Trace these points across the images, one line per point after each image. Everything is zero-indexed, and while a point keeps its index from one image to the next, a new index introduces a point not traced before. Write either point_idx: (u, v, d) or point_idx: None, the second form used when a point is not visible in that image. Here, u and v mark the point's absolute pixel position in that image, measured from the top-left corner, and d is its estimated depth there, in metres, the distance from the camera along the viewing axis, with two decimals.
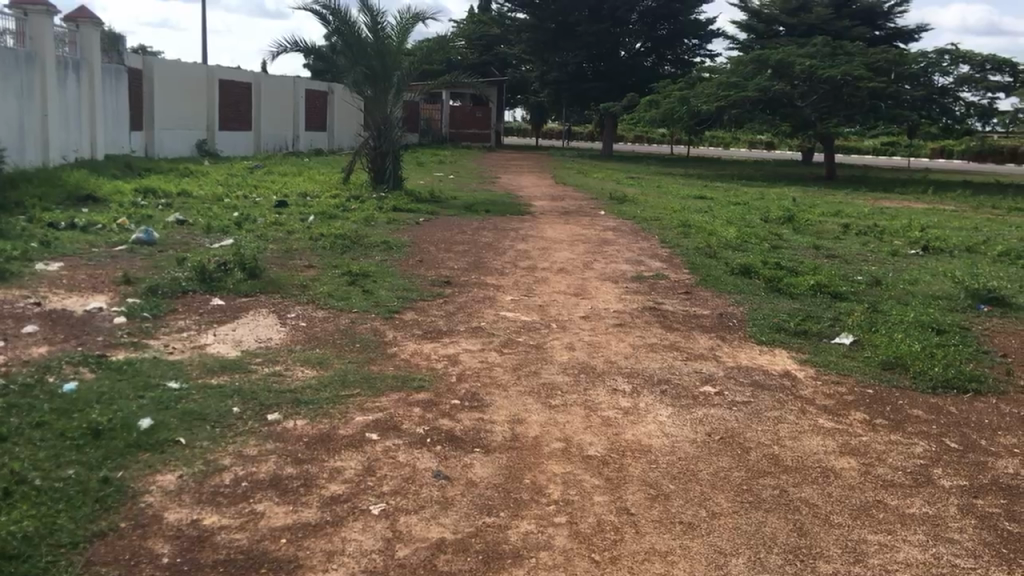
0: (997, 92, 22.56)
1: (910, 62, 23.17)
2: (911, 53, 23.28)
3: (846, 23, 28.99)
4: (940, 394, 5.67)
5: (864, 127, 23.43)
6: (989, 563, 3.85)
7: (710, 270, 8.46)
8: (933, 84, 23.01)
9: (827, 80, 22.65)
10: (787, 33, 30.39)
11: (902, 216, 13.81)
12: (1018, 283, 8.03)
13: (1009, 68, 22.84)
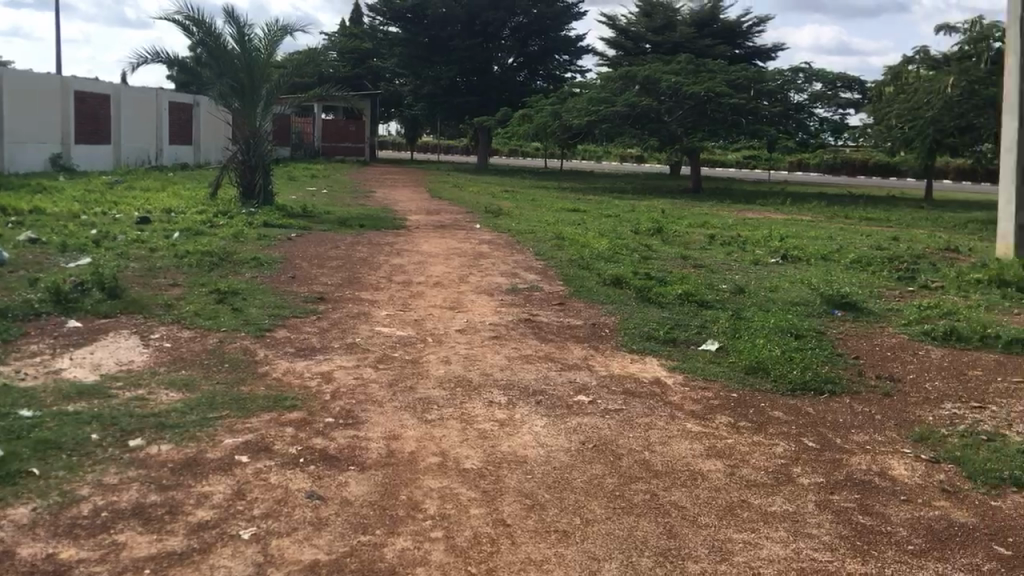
0: (847, 108, 23.99)
1: (767, 80, 24.27)
2: (768, 71, 24.54)
3: (709, 42, 30.22)
4: (798, 396, 5.96)
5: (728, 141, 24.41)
6: (845, 556, 4.13)
7: (583, 281, 8.63)
8: (789, 100, 24.31)
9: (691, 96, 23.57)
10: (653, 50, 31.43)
11: (764, 226, 14.45)
12: (869, 288, 8.51)
13: (857, 85, 24.32)
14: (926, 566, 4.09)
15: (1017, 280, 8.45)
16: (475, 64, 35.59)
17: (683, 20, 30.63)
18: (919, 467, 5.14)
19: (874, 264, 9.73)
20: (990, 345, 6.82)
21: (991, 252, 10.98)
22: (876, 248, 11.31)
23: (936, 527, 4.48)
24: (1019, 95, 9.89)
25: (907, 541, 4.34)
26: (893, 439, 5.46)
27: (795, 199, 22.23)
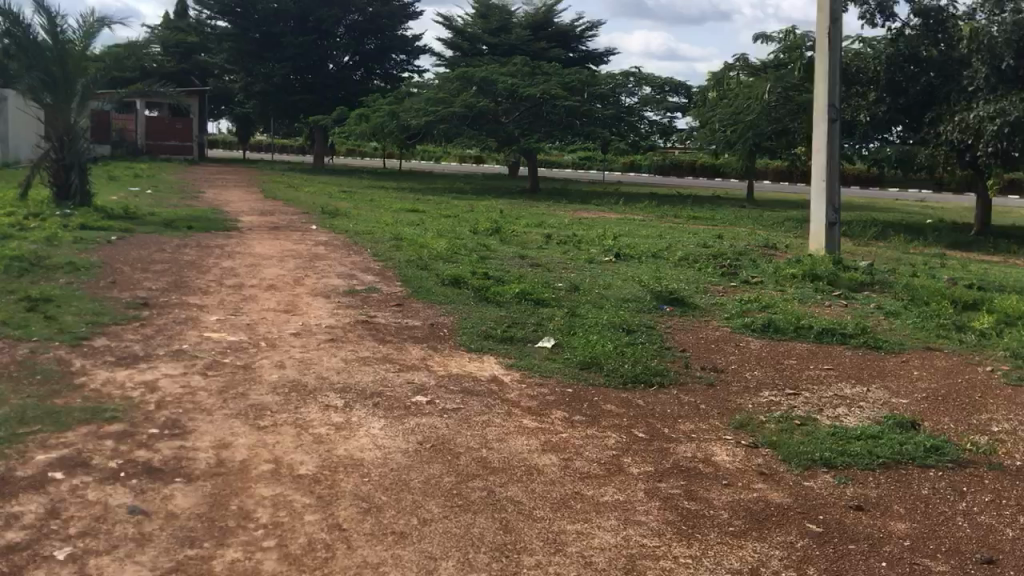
0: (675, 112, 25.00)
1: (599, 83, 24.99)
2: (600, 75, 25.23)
3: (543, 45, 30.93)
4: (629, 388, 6.18)
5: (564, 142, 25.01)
6: (672, 540, 4.37)
7: (421, 282, 8.64)
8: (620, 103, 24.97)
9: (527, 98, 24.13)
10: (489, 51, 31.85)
11: (597, 225, 14.87)
12: (696, 284, 8.89)
13: (683, 89, 25.50)
14: (745, 545, 4.40)
15: (827, 274, 9.06)
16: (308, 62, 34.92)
17: (518, 23, 31.22)
18: (740, 452, 5.47)
19: (701, 261, 10.18)
20: (804, 335, 7.29)
21: (806, 248, 11.72)
22: (702, 246, 11.86)
23: (755, 508, 4.81)
24: (827, 102, 10.57)
25: (729, 522, 4.64)
26: (715, 427, 5.76)
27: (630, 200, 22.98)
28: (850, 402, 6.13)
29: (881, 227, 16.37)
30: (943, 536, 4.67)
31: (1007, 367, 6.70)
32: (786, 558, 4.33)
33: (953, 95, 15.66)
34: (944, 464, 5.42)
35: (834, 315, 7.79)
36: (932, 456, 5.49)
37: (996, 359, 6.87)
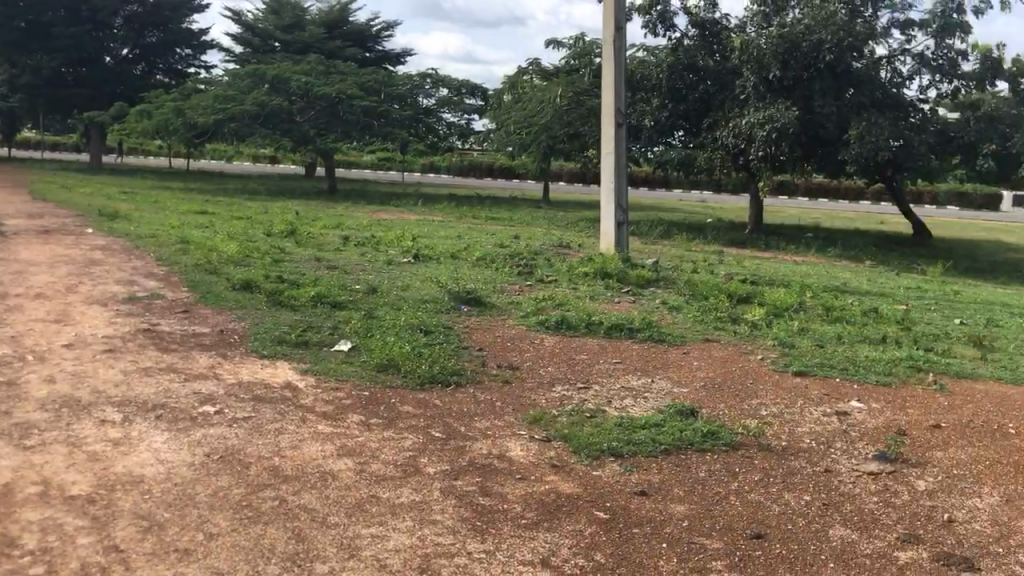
0: (471, 114, 25.53)
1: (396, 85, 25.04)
2: (397, 76, 25.37)
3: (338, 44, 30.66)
4: (427, 389, 6.22)
5: (362, 142, 24.86)
6: (467, 537, 4.43)
7: (210, 287, 8.30)
8: (418, 104, 25.20)
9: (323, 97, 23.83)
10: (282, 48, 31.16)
11: (396, 226, 14.83)
12: (492, 283, 9.06)
13: (480, 92, 25.98)
14: (536, 537, 4.54)
15: (616, 271, 9.50)
16: (83, 53, 32.68)
17: (312, 21, 30.75)
18: (533, 446, 5.63)
19: (498, 261, 10.40)
20: (594, 331, 7.61)
21: (596, 247, 12.24)
22: (499, 246, 12.10)
23: (546, 499, 4.97)
24: (614, 107, 11.07)
25: (522, 515, 4.76)
26: (510, 423, 5.90)
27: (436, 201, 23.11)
28: (636, 394, 6.46)
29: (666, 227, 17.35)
30: (717, 515, 5.02)
31: (775, 355, 7.29)
32: (574, 546, 4.50)
33: (727, 103, 16.97)
34: (720, 447, 5.82)
35: (622, 311, 8.17)
36: (709, 440, 5.87)
37: (766, 347, 7.46)
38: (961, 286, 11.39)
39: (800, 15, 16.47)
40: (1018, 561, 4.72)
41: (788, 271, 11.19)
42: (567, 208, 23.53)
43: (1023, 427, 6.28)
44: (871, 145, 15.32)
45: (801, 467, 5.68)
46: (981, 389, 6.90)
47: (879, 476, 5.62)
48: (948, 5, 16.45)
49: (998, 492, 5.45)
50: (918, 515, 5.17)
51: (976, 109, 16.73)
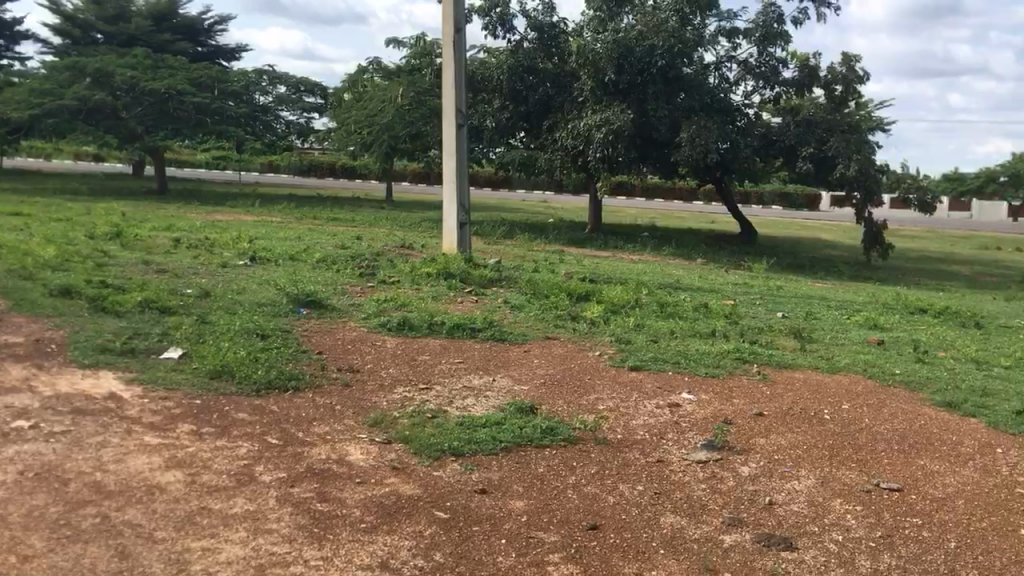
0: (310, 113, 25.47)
1: (230, 81, 24.40)
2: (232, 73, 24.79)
3: (167, 37, 29.54)
4: (263, 395, 6.06)
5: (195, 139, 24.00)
6: (303, 544, 4.35)
7: (25, 293, 7.79)
8: (255, 102, 24.78)
9: (150, 93, 22.67)
10: (105, 40, 29.70)
11: (231, 228, 14.37)
12: (332, 285, 8.93)
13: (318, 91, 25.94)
14: (375, 540, 4.51)
15: (458, 271, 9.56)
16: None
17: (138, 12, 29.44)
18: (374, 449, 5.59)
19: (339, 262, 10.24)
20: (436, 331, 7.62)
21: (439, 247, 12.26)
22: (340, 247, 11.90)
23: (386, 502, 4.94)
24: (455, 108, 11.13)
25: (361, 519, 4.71)
26: (351, 426, 5.84)
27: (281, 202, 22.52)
28: (477, 392, 6.52)
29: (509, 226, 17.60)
30: (555, 509, 5.13)
31: (612, 351, 7.52)
32: (414, 547, 4.50)
33: (566, 105, 17.52)
34: (558, 442, 5.95)
35: (465, 311, 8.22)
36: (547, 436, 6.00)
37: (603, 344, 7.68)
38: (781, 281, 12.09)
39: (634, 21, 17.05)
40: (831, 539, 5.06)
41: (625, 269, 11.58)
42: (413, 207, 23.50)
43: (836, 412, 6.75)
44: (702, 146, 15.99)
45: (635, 459, 5.88)
46: (800, 377, 7.36)
47: (707, 464, 5.89)
48: (769, 15, 17.41)
49: (814, 475, 5.82)
50: (741, 499, 5.45)
51: (796, 114, 17.79)
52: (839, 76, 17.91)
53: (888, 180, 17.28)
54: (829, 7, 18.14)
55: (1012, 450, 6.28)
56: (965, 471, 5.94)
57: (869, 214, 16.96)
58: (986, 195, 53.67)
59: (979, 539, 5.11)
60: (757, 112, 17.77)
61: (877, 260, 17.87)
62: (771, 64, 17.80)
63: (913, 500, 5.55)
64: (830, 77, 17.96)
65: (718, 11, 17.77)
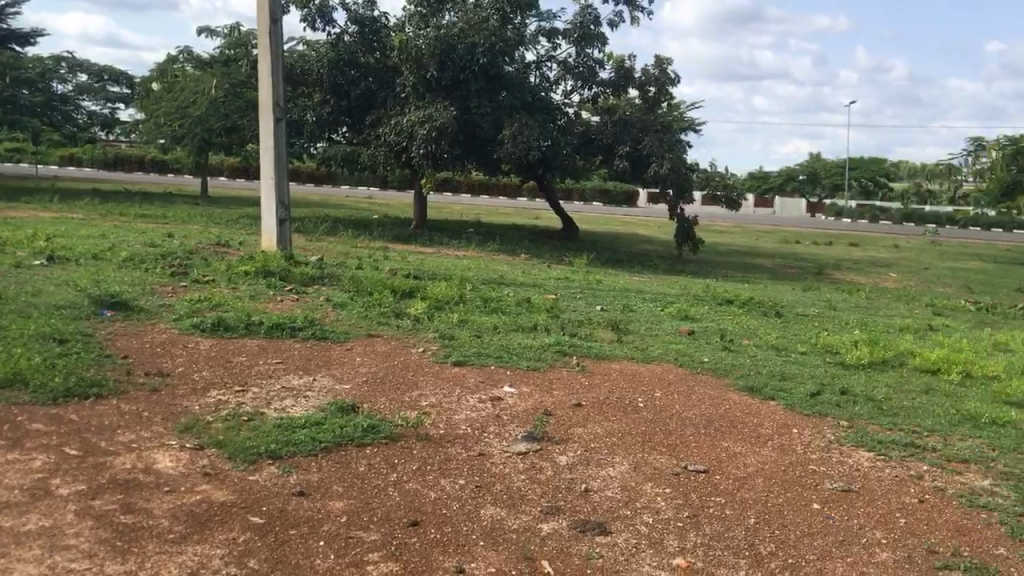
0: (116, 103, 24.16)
1: (24, 67, 22.76)
2: (26, 59, 23.08)
3: None
4: (61, 404, 5.70)
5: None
6: (104, 560, 4.16)
7: None
8: (52, 91, 23.20)
9: None
10: None
11: (27, 225, 13.40)
12: (139, 286, 8.48)
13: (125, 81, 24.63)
14: (184, 550, 4.34)
15: (278, 269, 9.33)
16: None
17: None
18: (183, 456, 5.36)
19: (148, 261, 9.75)
20: (253, 331, 7.42)
21: (258, 244, 11.92)
22: (149, 245, 11.34)
23: (197, 510, 4.76)
24: (272, 101, 10.84)
25: (169, 529, 4.53)
26: (159, 433, 5.57)
27: (93, 198, 21.18)
28: (296, 393, 6.38)
29: (331, 223, 17.38)
30: (375, 507, 5.09)
31: (435, 347, 7.56)
32: (227, 555, 4.37)
33: (388, 100, 17.54)
34: (379, 440, 5.92)
35: (284, 310, 8.03)
36: (368, 434, 5.95)
37: (427, 339, 7.71)
38: (600, 275, 12.51)
39: (455, 18, 17.18)
40: (642, 521, 5.29)
41: (452, 265, 11.66)
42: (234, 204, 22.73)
43: (649, 400, 7.05)
44: (524, 144, 16.37)
45: (456, 453, 5.93)
46: (616, 368, 7.65)
47: (526, 455, 6.02)
48: (586, 17, 17.94)
49: (627, 461, 6.05)
50: (559, 488, 5.61)
51: (612, 113, 18.46)
52: (652, 78, 18.72)
53: (700, 178, 18.22)
54: (642, 11, 18.89)
55: (806, 429, 6.76)
56: (765, 451, 6.35)
57: (681, 210, 17.84)
58: (788, 192, 57.69)
59: (776, 514, 5.48)
60: (576, 111, 18.33)
61: (690, 253, 18.83)
62: (588, 64, 18.38)
63: (718, 481, 5.87)
64: (643, 78, 18.74)
65: (538, 11, 18.17)
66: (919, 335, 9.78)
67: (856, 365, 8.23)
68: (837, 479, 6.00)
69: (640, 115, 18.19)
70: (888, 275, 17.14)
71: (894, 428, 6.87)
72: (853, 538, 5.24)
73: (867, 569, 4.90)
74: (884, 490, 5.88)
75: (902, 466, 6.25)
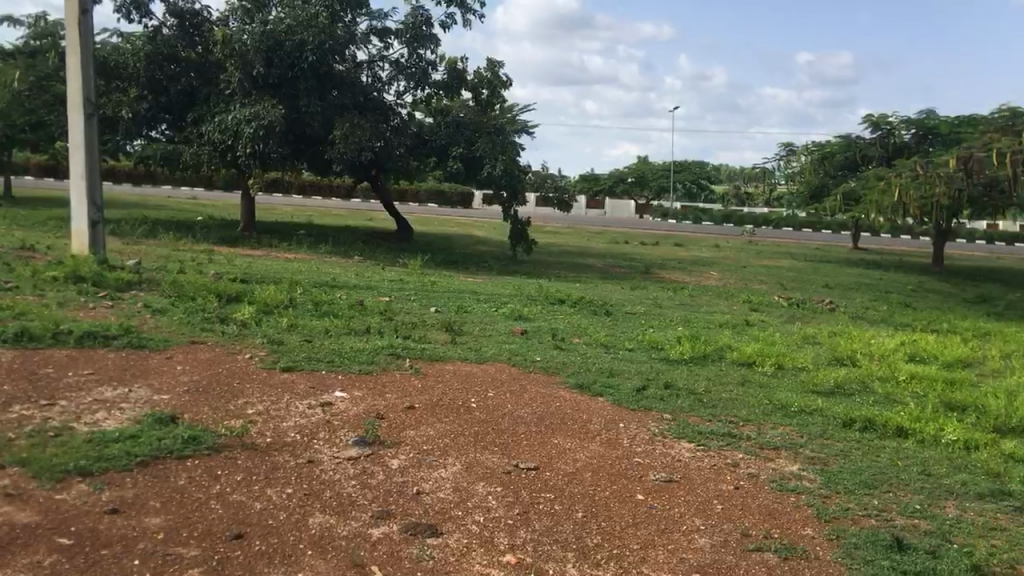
0: None
1: None
2: None
3: None
4: None
5: None
6: None
7: None
8: None
9: None
10: None
11: None
12: None
13: None
14: None
15: (91, 274, 8.84)
16: None
17: None
18: None
19: None
20: (63, 341, 7.00)
21: (69, 248, 11.25)
22: None
23: None
24: (82, 96, 10.23)
25: None
26: None
27: None
28: (110, 406, 6.06)
29: (150, 224, 16.62)
30: (196, 522, 4.87)
31: (263, 354, 7.43)
32: None
33: (211, 97, 17.07)
34: (201, 451, 5.69)
35: (98, 317, 7.66)
36: (189, 446, 5.70)
37: (254, 346, 7.58)
38: (435, 277, 12.55)
39: (281, 14, 16.80)
40: (474, 521, 5.27)
41: (281, 268, 11.40)
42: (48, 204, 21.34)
43: (482, 400, 7.11)
44: (355, 145, 16.33)
45: (284, 461, 5.77)
46: (450, 369, 7.70)
47: (358, 459, 5.93)
48: (417, 18, 17.90)
49: (459, 462, 6.05)
50: (390, 492, 5.53)
51: (445, 114, 18.55)
52: (485, 80, 18.95)
53: (533, 179, 18.57)
54: (474, 14, 19.04)
55: (632, 424, 7.00)
56: (594, 446, 6.51)
57: (514, 211, 18.11)
58: (618, 193, 59.74)
59: (603, 507, 5.57)
60: (410, 112, 18.31)
61: (524, 254, 19.17)
62: (420, 65, 18.38)
63: (548, 477, 5.95)
64: (476, 80, 18.93)
65: (369, 10, 18.00)
66: (736, 330, 10.35)
67: (679, 360, 8.61)
68: (661, 470, 6.21)
69: (473, 117, 18.37)
70: (711, 273, 18.05)
71: (712, 418, 7.24)
72: (674, 526, 5.37)
73: (686, 555, 5.01)
74: (704, 478, 6.13)
75: (720, 455, 6.56)
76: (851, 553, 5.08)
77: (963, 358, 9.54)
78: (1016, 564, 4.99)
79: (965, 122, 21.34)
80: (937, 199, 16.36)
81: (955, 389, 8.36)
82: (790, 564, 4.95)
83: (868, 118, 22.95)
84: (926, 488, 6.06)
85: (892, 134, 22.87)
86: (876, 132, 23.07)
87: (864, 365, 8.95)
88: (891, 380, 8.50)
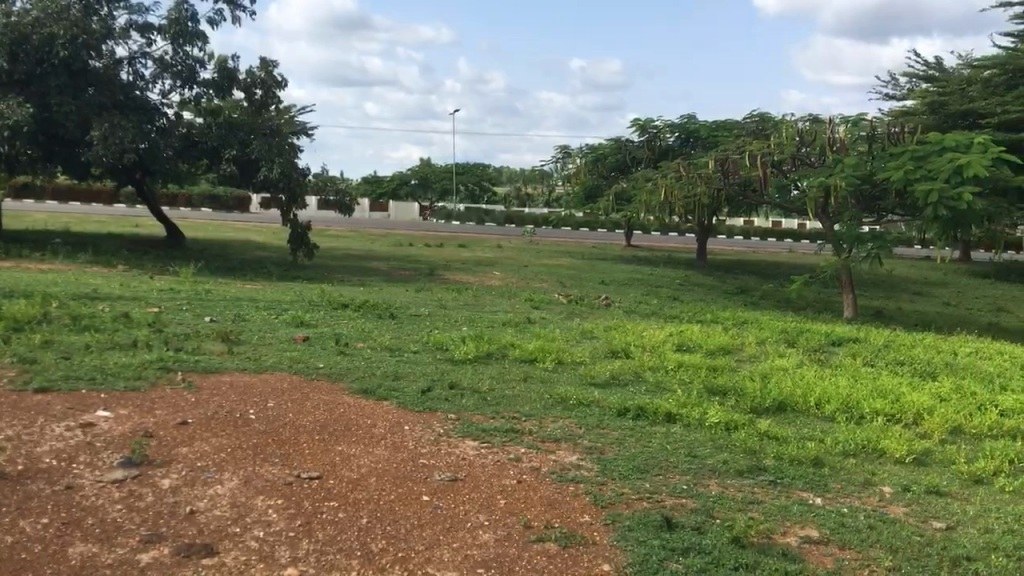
0: None
1: None
2: None
3: None
4: None
5: None
6: None
7: None
8: None
9: None
10: None
11: None
12: None
13: None
14: None
15: None
16: None
17: None
18: None
19: None
20: None
21: None
22: None
23: None
24: None
25: None
26: None
27: None
28: None
29: None
30: None
31: (13, 374, 6.85)
32: None
33: None
34: None
35: None
36: None
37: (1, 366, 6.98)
38: (210, 285, 12.04)
39: (27, 5, 15.61)
40: (252, 537, 5.04)
41: (32, 281, 10.50)
42: None
43: (261, 411, 6.87)
44: (116, 146, 15.39)
45: (38, 490, 5.29)
46: (227, 380, 7.42)
47: (123, 482, 5.52)
48: (182, 13, 17.08)
49: (237, 476, 5.78)
50: (161, 513, 5.20)
51: (217, 115, 17.83)
52: (258, 80, 18.37)
53: (315, 182, 18.21)
54: (244, 11, 18.39)
55: (417, 426, 7.01)
56: (378, 451, 6.45)
57: (294, 215, 17.69)
58: (401, 196, 59.69)
59: (389, 511, 5.51)
60: (177, 112, 17.43)
61: (304, 260, 18.80)
62: (187, 63, 17.55)
63: (331, 485, 5.82)
64: (249, 80, 18.31)
65: (127, 3, 16.98)
66: (518, 327, 10.64)
67: (462, 360, 8.74)
68: (446, 470, 6.24)
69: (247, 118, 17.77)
70: (494, 273, 18.45)
71: (496, 415, 7.39)
72: (459, 524, 5.41)
73: (471, 551, 5.05)
74: (487, 475, 6.23)
75: (502, 451, 6.70)
76: (625, 535, 5.33)
77: (724, 346, 10.30)
78: (771, 533, 5.41)
79: (721, 126, 23.05)
80: (699, 198, 17.57)
81: (716, 374, 9.02)
82: (570, 551, 5.12)
83: (636, 122, 24.24)
84: (693, 468, 6.49)
85: (658, 137, 24.32)
86: (643, 135, 24.38)
87: (636, 356, 9.47)
88: (660, 369, 9.04)
